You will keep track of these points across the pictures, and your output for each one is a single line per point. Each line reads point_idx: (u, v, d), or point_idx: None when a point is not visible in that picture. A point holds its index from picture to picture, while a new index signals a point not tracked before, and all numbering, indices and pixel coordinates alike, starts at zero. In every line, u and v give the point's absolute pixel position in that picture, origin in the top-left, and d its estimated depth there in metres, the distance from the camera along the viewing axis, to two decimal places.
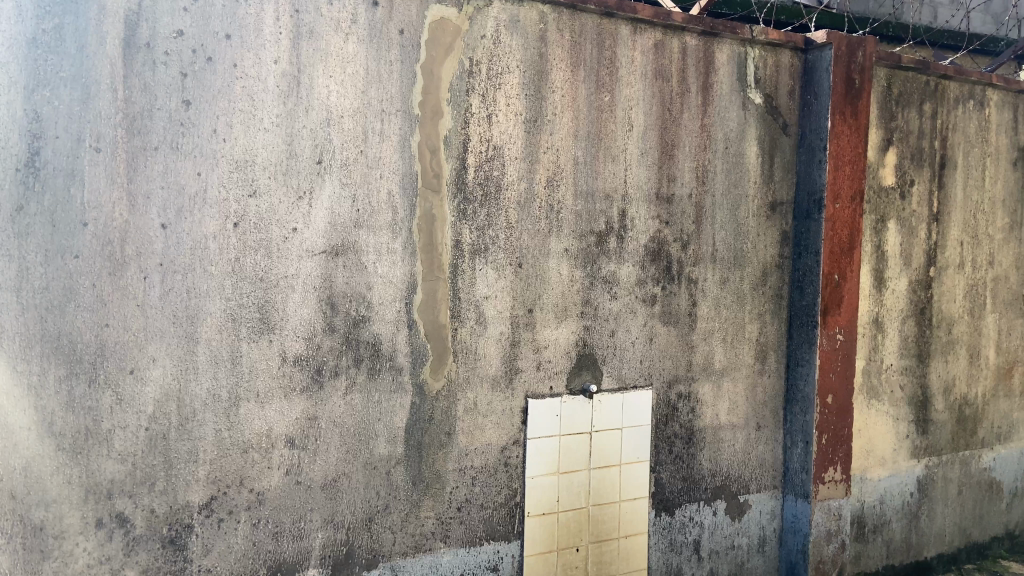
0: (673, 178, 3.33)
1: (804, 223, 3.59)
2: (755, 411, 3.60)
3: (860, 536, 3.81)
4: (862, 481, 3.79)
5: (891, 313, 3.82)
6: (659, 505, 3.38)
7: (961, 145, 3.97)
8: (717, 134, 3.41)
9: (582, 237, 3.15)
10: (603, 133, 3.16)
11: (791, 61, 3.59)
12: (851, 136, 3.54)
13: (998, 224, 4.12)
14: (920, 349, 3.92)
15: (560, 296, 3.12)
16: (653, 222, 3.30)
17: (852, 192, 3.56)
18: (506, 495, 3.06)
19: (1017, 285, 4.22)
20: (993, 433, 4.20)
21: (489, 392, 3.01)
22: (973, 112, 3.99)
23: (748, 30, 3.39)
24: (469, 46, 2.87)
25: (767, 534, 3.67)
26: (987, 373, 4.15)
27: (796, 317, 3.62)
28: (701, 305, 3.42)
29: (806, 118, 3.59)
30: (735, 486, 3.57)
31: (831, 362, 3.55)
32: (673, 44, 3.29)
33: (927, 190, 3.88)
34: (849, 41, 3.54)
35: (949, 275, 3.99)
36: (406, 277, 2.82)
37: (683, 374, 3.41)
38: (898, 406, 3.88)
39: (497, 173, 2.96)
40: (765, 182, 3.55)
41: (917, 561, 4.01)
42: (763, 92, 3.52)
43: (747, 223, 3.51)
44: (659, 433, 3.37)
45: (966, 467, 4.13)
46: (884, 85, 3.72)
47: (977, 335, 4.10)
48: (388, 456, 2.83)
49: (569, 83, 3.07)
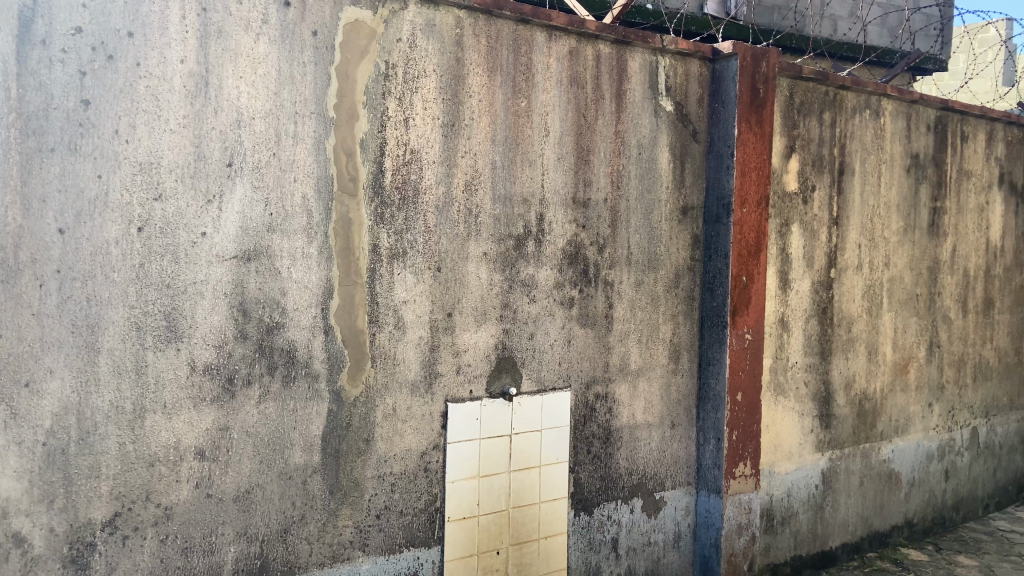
0: (589, 182, 3.39)
1: (713, 227, 3.72)
2: (670, 410, 3.70)
3: (769, 529, 3.96)
4: (771, 475, 3.95)
5: (796, 313, 4.00)
6: (578, 505, 3.43)
7: (858, 152, 4.19)
8: (631, 140, 3.50)
9: (500, 241, 3.17)
10: (520, 138, 3.19)
11: (700, 70, 3.71)
12: (757, 143, 3.70)
13: (893, 228, 4.37)
14: (822, 347, 4.12)
15: (479, 299, 3.13)
16: (570, 226, 3.35)
17: (758, 197, 3.71)
18: (426, 500, 3.05)
19: (911, 285, 4.49)
20: (891, 426, 4.45)
21: (408, 397, 2.99)
22: (868, 121, 4.22)
23: (659, 39, 3.50)
24: (384, 49, 2.85)
25: (682, 529, 3.77)
26: (884, 369, 4.39)
27: (707, 318, 3.75)
28: (618, 307, 3.50)
29: (714, 125, 3.72)
30: (651, 484, 3.66)
31: (740, 361, 3.69)
32: (587, 51, 3.35)
33: (827, 195, 4.08)
34: (753, 52, 3.69)
35: (848, 276, 4.20)
36: (322, 282, 2.77)
37: (601, 374, 3.48)
38: (803, 402, 4.06)
39: (414, 177, 2.94)
40: (677, 187, 3.66)
41: (823, 550, 4.20)
42: (674, 100, 3.63)
43: (660, 227, 3.61)
44: (578, 434, 3.43)
45: (867, 459, 4.35)
46: (787, 95, 3.89)
47: (875, 333, 4.34)
48: (304, 465, 2.78)
49: (486, 88, 3.09)
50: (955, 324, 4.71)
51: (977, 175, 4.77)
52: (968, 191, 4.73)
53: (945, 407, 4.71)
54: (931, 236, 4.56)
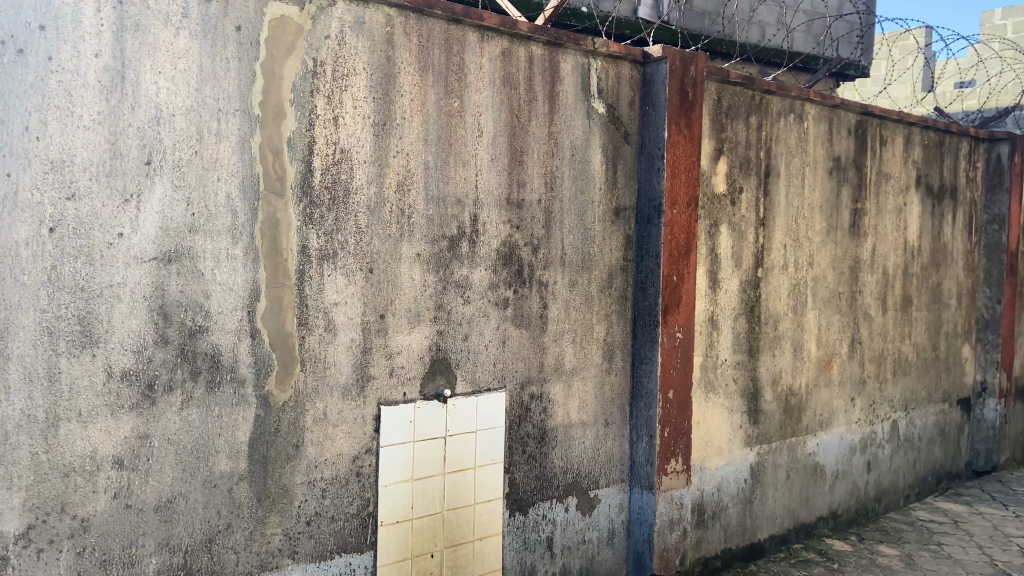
0: (523, 183, 3.40)
1: (645, 228, 3.78)
2: (604, 408, 3.74)
3: (700, 523, 4.04)
4: (702, 470, 4.03)
5: (725, 312, 4.09)
6: (513, 505, 3.44)
7: (783, 155, 4.32)
8: (564, 142, 3.52)
9: (434, 242, 3.15)
10: (452, 138, 3.17)
11: (631, 74, 3.76)
12: (686, 145, 3.77)
13: (816, 228, 4.52)
14: (751, 344, 4.23)
15: (412, 301, 3.10)
16: (504, 227, 3.35)
17: (688, 198, 3.79)
18: (358, 505, 3.00)
19: (834, 284, 4.65)
20: (816, 421, 4.60)
21: (339, 401, 2.94)
22: (793, 125, 4.36)
23: (591, 42, 3.54)
24: (312, 46, 2.79)
25: (615, 526, 3.82)
26: (809, 365, 4.54)
27: (640, 317, 3.81)
28: (552, 308, 3.53)
29: (645, 127, 3.78)
30: (585, 482, 3.69)
31: (671, 359, 3.76)
32: (519, 52, 3.36)
33: (754, 197, 4.19)
34: (682, 56, 3.76)
35: (774, 276, 4.33)
36: (248, 284, 2.71)
37: (535, 374, 3.49)
38: (732, 399, 4.16)
39: (345, 177, 2.90)
40: (609, 188, 3.71)
41: (752, 543, 4.31)
42: (605, 102, 3.67)
43: (593, 228, 3.65)
44: (513, 434, 3.43)
45: (794, 453, 4.49)
46: (715, 98, 3.98)
47: (800, 331, 4.48)
48: (230, 472, 2.70)
49: (418, 87, 3.06)
50: (875, 321, 4.90)
51: (896, 178, 4.97)
52: (887, 193, 4.92)
53: (867, 402, 4.89)
54: (853, 236, 4.73)
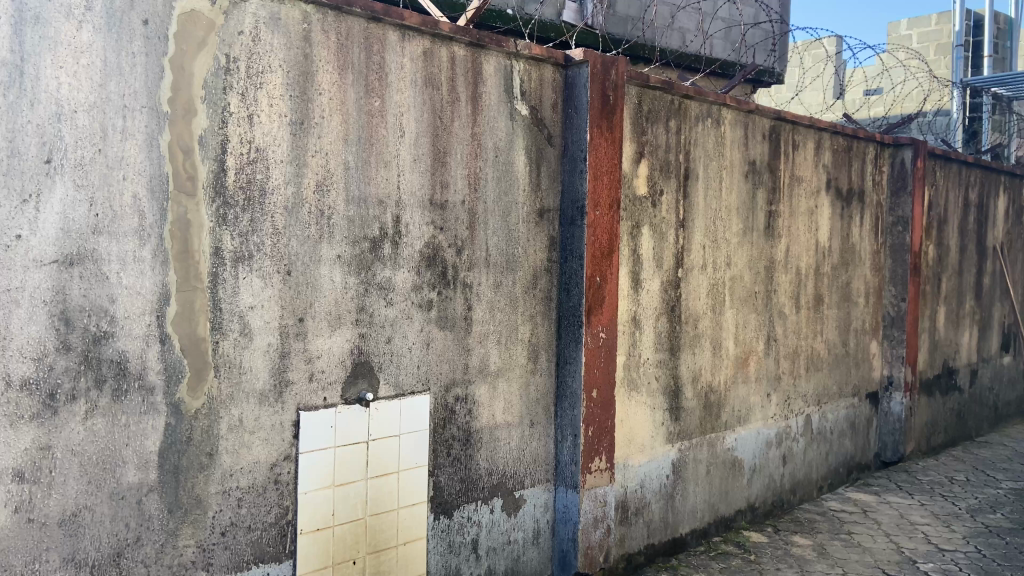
0: (446, 185, 3.38)
1: (568, 229, 3.81)
2: (529, 409, 3.76)
3: (624, 520, 4.11)
4: (625, 467, 4.10)
5: (647, 311, 4.17)
6: (438, 508, 3.41)
7: (702, 159, 4.44)
8: (487, 143, 3.52)
9: (355, 243, 3.10)
10: (373, 138, 3.13)
11: (554, 76, 3.79)
12: (608, 148, 3.83)
13: (733, 230, 4.66)
14: (672, 343, 4.33)
15: (333, 303, 3.05)
16: (427, 228, 3.33)
17: (610, 200, 3.85)
18: (276, 513, 2.93)
19: (750, 283, 4.80)
20: (734, 416, 4.74)
21: (256, 407, 2.86)
22: (710, 129, 4.47)
23: (513, 43, 3.55)
24: (224, 42, 2.71)
25: (541, 526, 3.84)
26: (727, 362, 4.67)
27: (565, 318, 3.84)
28: (476, 309, 3.52)
29: (567, 130, 3.82)
30: (510, 483, 3.70)
31: (595, 359, 3.81)
32: (441, 53, 3.34)
33: (674, 199, 4.29)
34: (603, 61, 3.81)
35: (694, 276, 4.43)
36: (157, 288, 2.60)
37: (460, 376, 3.48)
38: (654, 396, 4.24)
39: (260, 177, 2.82)
40: (533, 190, 3.73)
41: (674, 537, 4.40)
42: (528, 104, 3.69)
43: (517, 229, 3.66)
44: (438, 437, 3.41)
45: (713, 448, 4.61)
46: (636, 102, 4.05)
47: (718, 329, 4.60)
48: (139, 483, 2.59)
49: (337, 86, 3.01)
50: (789, 319, 5.09)
51: (808, 181, 5.17)
52: (800, 195, 5.11)
53: (782, 397, 5.07)
54: (768, 237, 4.89)
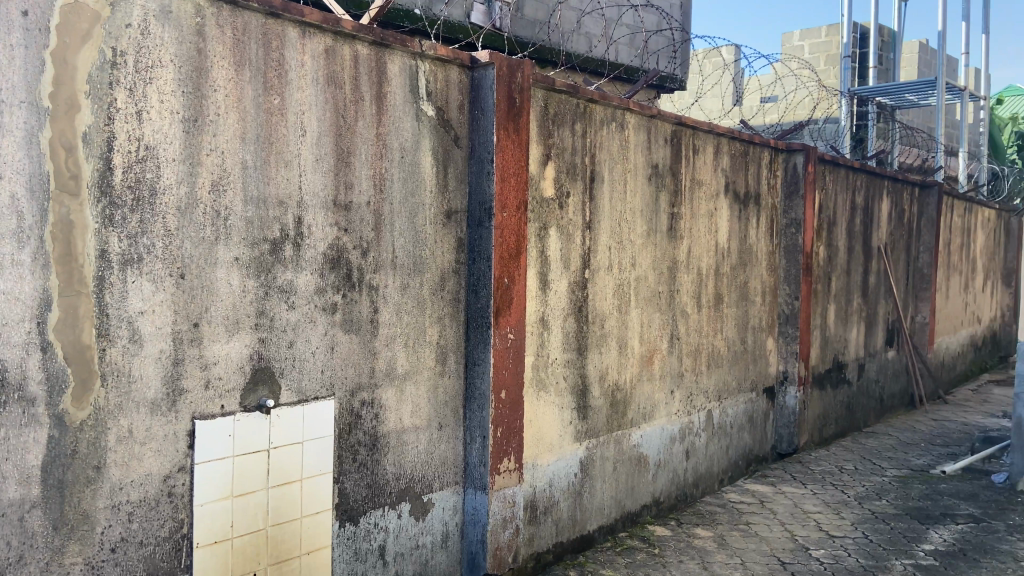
0: (351, 185, 3.32)
1: (476, 231, 3.81)
2: (437, 411, 3.74)
3: (533, 519, 4.14)
4: (534, 467, 4.13)
5: (555, 312, 4.22)
6: (343, 515, 3.35)
7: (606, 162, 4.52)
8: (392, 143, 3.48)
9: (254, 245, 3.00)
10: (273, 137, 3.04)
11: (460, 78, 3.77)
12: (514, 150, 3.85)
13: (638, 231, 4.77)
14: (579, 343, 4.39)
15: (230, 308, 2.94)
16: (331, 229, 3.25)
17: (517, 202, 3.87)
18: (171, 527, 2.80)
19: (654, 284, 4.92)
20: (640, 414, 4.86)
21: (147, 417, 2.73)
22: (615, 133, 4.57)
23: (418, 43, 3.52)
24: (111, 35, 2.57)
25: (449, 529, 3.82)
26: (633, 361, 4.78)
27: (473, 319, 3.84)
28: (383, 312, 3.47)
29: (474, 131, 3.81)
30: (418, 487, 3.66)
31: (503, 360, 3.83)
32: (344, 51, 3.27)
33: (580, 201, 4.35)
34: (509, 63, 3.83)
35: (600, 277, 4.51)
36: (37, 293, 2.45)
37: (366, 381, 3.42)
38: (563, 396, 4.29)
39: (151, 176, 2.69)
40: (440, 191, 3.70)
41: (582, 534, 4.47)
42: (434, 105, 3.66)
43: (424, 230, 3.63)
44: (343, 442, 3.34)
45: (620, 445, 4.71)
46: (542, 105, 4.09)
47: (624, 328, 4.70)
48: (20, 500, 2.44)
49: (233, 83, 2.90)
50: (691, 318, 5.25)
51: (708, 184, 5.35)
52: (700, 198, 5.29)
53: (685, 393, 5.23)
54: (671, 239, 5.03)
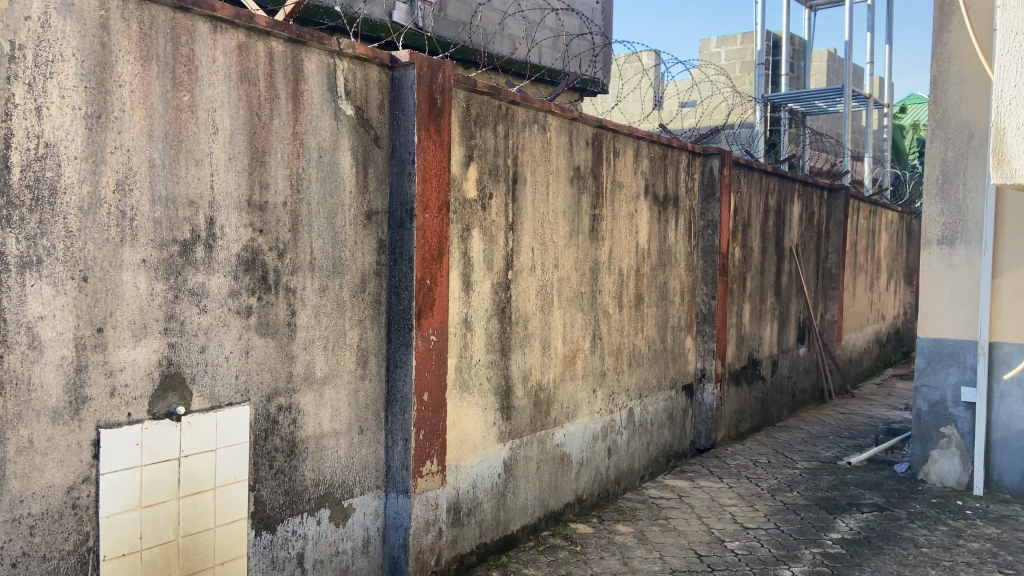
0: (266, 185, 3.23)
1: (397, 232, 3.78)
2: (358, 415, 3.69)
3: (456, 521, 4.12)
4: (457, 469, 4.11)
5: (478, 313, 4.22)
6: (259, 524, 3.26)
7: (529, 163, 4.55)
8: (310, 143, 3.41)
9: (163, 247, 2.89)
10: (182, 134, 2.93)
11: (379, 77, 3.73)
12: (436, 151, 3.83)
13: (561, 233, 4.82)
14: (502, 344, 4.40)
15: (138, 311, 2.83)
16: (245, 230, 3.17)
17: (438, 203, 3.85)
18: (76, 540, 2.67)
19: (577, 284, 4.98)
20: (563, 413, 4.91)
21: (48, 427, 2.59)
22: (537, 135, 4.60)
23: (336, 41, 3.46)
24: (7, 26, 2.44)
25: (371, 534, 3.78)
26: (555, 361, 4.82)
27: (395, 321, 3.80)
28: (300, 314, 3.40)
29: (395, 131, 3.77)
30: (338, 492, 3.61)
31: (425, 362, 3.80)
32: (258, 47, 3.18)
33: (503, 202, 4.37)
34: (430, 63, 3.80)
35: (523, 278, 4.54)
36: None
37: (283, 386, 3.34)
38: (486, 397, 4.30)
39: (51, 174, 2.56)
40: (360, 191, 3.65)
41: (505, 534, 4.48)
42: (353, 104, 3.61)
43: (343, 232, 3.58)
44: (258, 449, 3.26)
45: (543, 445, 4.75)
46: (463, 106, 4.08)
47: (547, 329, 4.74)
48: None
49: (140, 78, 2.79)
50: (613, 318, 5.34)
51: (628, 186, 5.45)
52: (621, 200, 5.38)
53: (607, 392, 5.31)
54: (592, 240, 5.10)
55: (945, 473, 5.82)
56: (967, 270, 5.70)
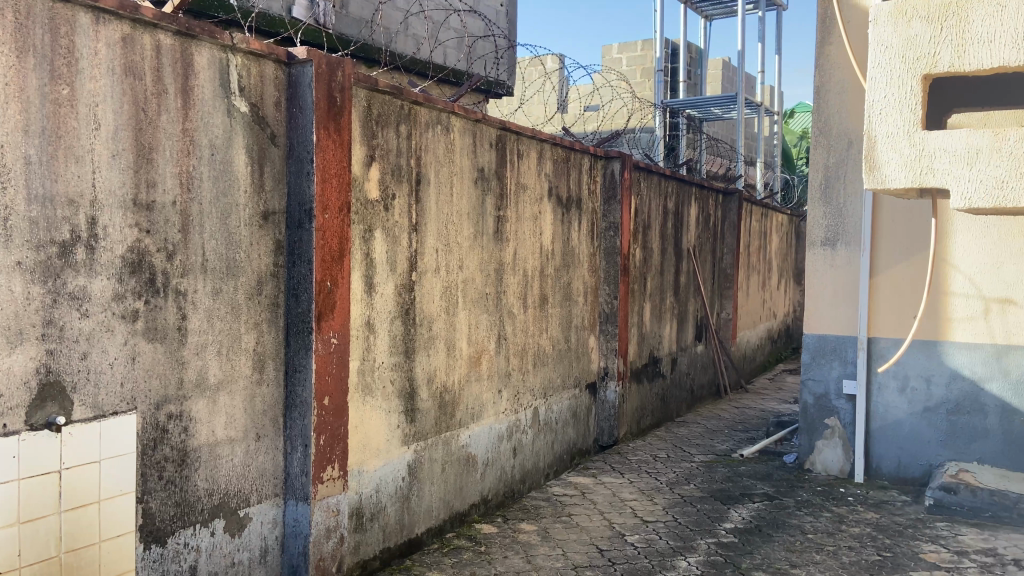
0: (154, 183, 3.09)
1: (295, 233, 3.68)
2: (254, 422, 3.58)
3: (358, 527, 4.05)
4: (359, 474, 4.05)
5: (380, 315, 4.16)
6: (149, 537, 3.12)
7: (432, 164, 4.53)
8: (201, 140, 3.28)
9: (40, 249, 2.72)
10: (61, 130, 2.76)
11: (275, 74, 3.63)
12: (336, 151, 3.76)
13: (464, 234, 4.82)
14: (406, 346, 4.36)
15: (12, 317, 2.65)
16: (131, 231, 3.01)
17: (339, 203, 3.78)
18: None
19: (481, 285, 5.00)
20: (468, 414, 4.92)
21: None
22: (440, 136, 4.59)
23: (228, 36, 3.33)
24: None
25: (269, 543, 3.67)
26: (460, 363, 4.82)
27: (293, 324, 3.70)
28: (192, 319, 3.27)
29: (292, 130, 3.68)
30: (233, 501, 3.49)
31: (326, 365, 3.72)
32: (144, 40, 3.04)
33: (406, 203, 4.33)
34: (328, 61, 3.74)
35: (427, 279, 4.52)
36: None
37: (173, 393, 3.20)
38: (389, 400, 4.25)
39: None
40: (256, 191, 3.54)
41: (410, 538, 4.44)
42: (248, 101, 3.49)
43: (238, 232, 3.46)
44: (147, 459, 3.11)
45: (448, 446, 4.74)
46: (364, 105, 4.02)
47: (452, 330, 4.74)
48: None
49: (14, 70, 2.62)
50: (518, 319, 5.38)
51: (532, 188, 5.51)
52: (525, 201, 5.43)
53: (512, 392, 5.35)
54: (497, 241, 5.13)
55: (829, 462, 6.16)
56: (847, 270, 6.05)
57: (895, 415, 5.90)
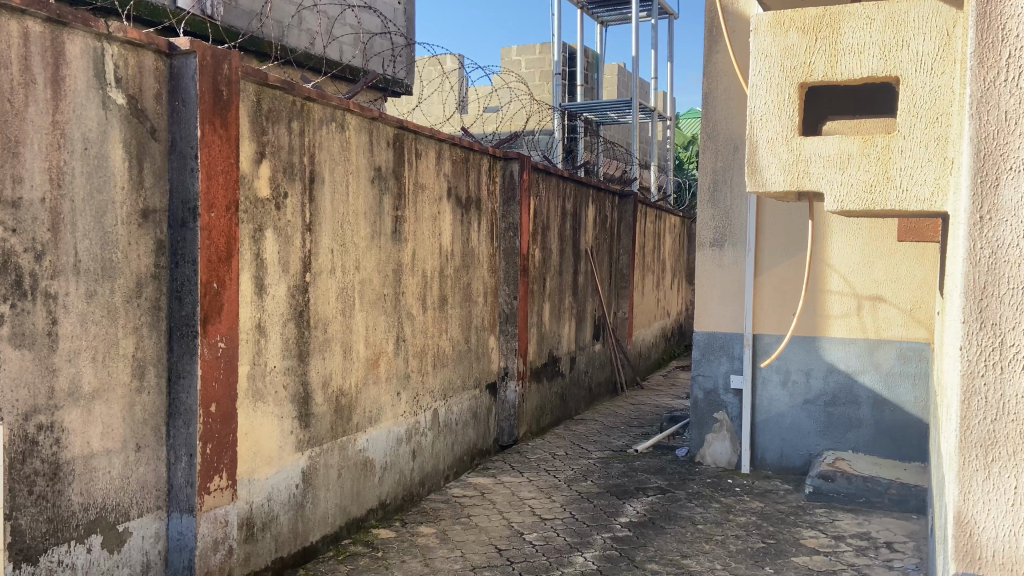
0: (20, 179, 2.87)
1: (178, 232, 3.51)
2: (134, 432, 3.38)
3: (249, 537, 3.91)
4: (250, 482, 3.90)
5: (272, 317, 4.03)
6: (18, 556, 2.90)
7: (327, 162, 4.43)
8: (73, 133, 3.07)
9: None
10: None
11: (156, 65, 3.44)
12: (222, 146, 3.61)
13: (361, 234, 4.73)
14: (299, 349, 4.24)
15: None
16: None
17: (226, 202, 3.63)
18: None
19: (379, 286, 4.92)
20: (366, 418, 4.83)
21: None
22: (335, 134, 4.48)
23: (104, 24, 3.14)
24: None
25: (150, 558, 3.48)
26: (357, 365, 4.73)
27: (176, 328, 3.52)
28: (64, 323, 3.06)
29: (174, 124, 3.49)
30: (111, 516, 3.29)
31: (212, 371, 3.56)
32: (11, 26, 2.82)
33: (299, 202, 4.21)
34: (213, 53, 3.57)
35: (322, 280, 4.40)
36: None
37: (43, 403, 2.99)
38: (282, 405, 4.12)
39: None
40: (135, 188, 3.35)
41: (304, 547, 4.32)
42: (125, 93, 3.30)
43: (115, 232, 3.26)
44: (15, 474, 2.89)
45: (344, 451, 4.64)
46: (253, 100, 3.88)
47: (348, 332, 4.64)
48: None
49: None
50: (416, 320, 5.33)
51: (430, 188, 5.47)
52: (423, 202, 5.39)
53: (411, 394, 5.29)
54: (394, 241, 5.06)
55: (718, 455, 6.40)
56: (734, 269, 6.32)
57: (778, 407, 6.20)
